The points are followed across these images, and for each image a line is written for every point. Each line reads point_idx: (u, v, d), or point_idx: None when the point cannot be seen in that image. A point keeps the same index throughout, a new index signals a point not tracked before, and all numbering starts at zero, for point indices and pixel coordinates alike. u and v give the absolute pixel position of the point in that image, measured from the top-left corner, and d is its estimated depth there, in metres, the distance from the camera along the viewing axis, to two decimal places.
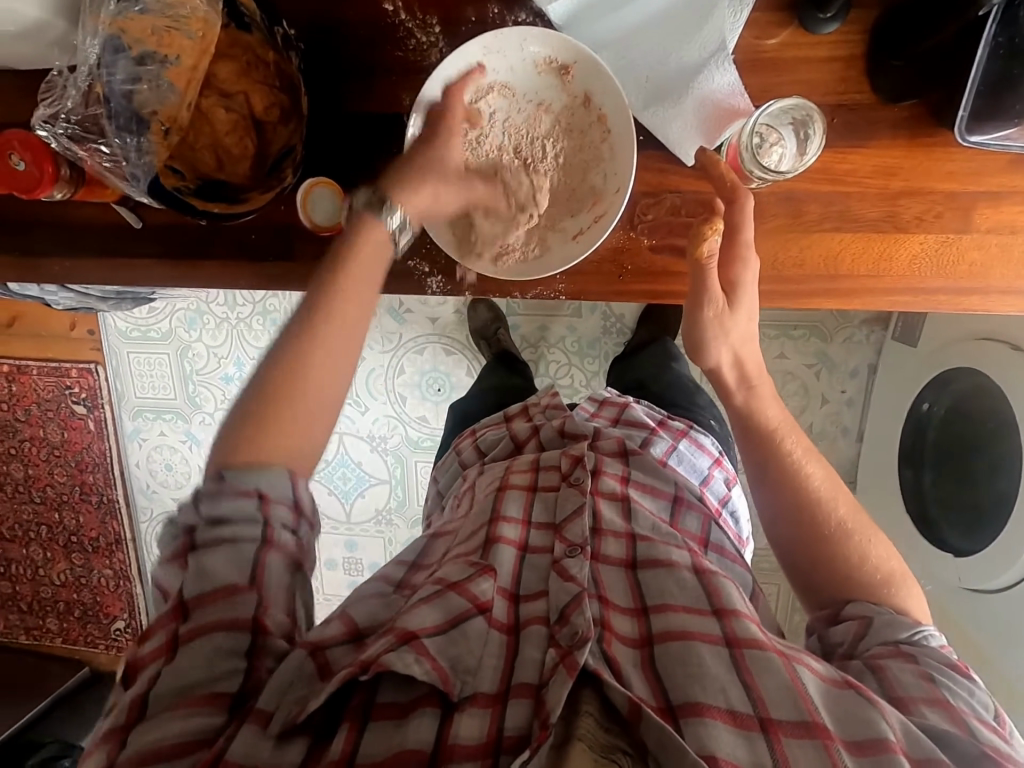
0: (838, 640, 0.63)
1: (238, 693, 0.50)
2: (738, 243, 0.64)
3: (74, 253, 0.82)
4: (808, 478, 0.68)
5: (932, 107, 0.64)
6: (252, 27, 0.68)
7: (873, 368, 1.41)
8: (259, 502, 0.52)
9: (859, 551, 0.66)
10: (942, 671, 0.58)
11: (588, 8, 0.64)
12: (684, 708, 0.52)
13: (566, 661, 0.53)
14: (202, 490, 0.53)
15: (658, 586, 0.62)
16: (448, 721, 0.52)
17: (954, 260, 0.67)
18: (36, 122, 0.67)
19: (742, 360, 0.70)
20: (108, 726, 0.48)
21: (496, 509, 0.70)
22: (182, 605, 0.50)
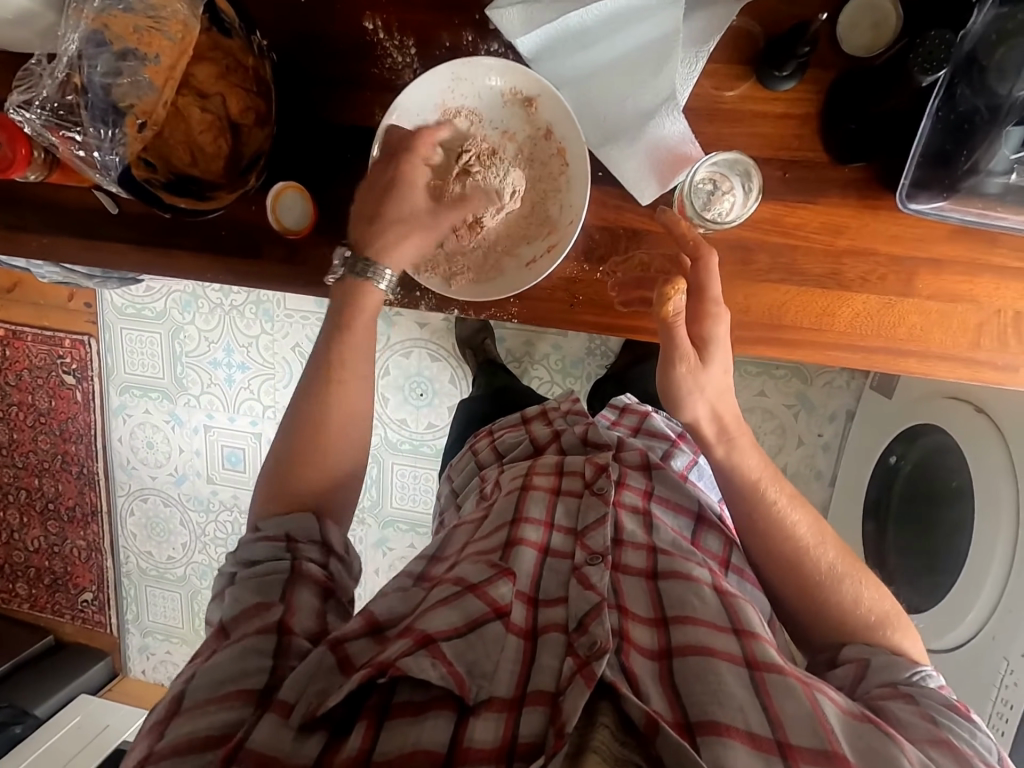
0: (838, 682, 0.66)
1: (260, 687, 0.54)
2: (706, 300, 0.63)
3: (54, 231, 0.85)
4: (792, 528, 0.69)
5: (879, 171, 0.65)
6: (232, 32, 0.70)
7: (851, 414, 1.42)
8: (288, 543, 0.63)
9: (852, 592, 0.68)
10: (945, 714, 0.59)
11: (554, 42, 0.64)
12: (703, 725, 0.53)
13: (584, 672, 0.55)
14: (242, 543, 0.64)
15: (679, 599, 0.63)
16: (463, 724, 0.54)
17: (894, 322, 0.68)
18: (10, 106, 0.68)
19: (720, 415, 0.68)
20: (152, 720, 0.54)
21: (519, 509, 0.71)
22: (224, 623, 0.59)
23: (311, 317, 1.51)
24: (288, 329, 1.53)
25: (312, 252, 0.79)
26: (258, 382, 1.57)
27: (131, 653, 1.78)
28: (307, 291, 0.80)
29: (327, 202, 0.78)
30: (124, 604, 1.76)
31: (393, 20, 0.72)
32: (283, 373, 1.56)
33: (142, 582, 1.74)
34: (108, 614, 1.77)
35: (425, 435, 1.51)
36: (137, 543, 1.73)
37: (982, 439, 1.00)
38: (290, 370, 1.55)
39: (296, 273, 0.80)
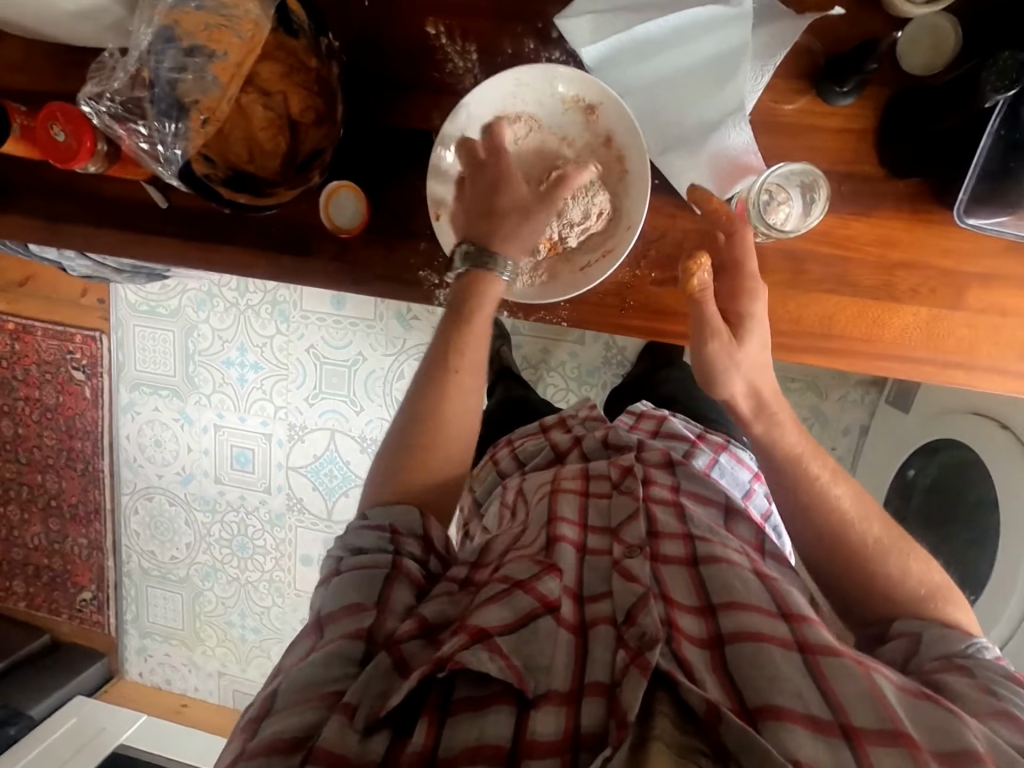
0: (890, 658, 0.63)
1: (339, 688, 0.53)
2: (743, 276, 0.64)
3: (96, 225, 0.85)
4: (838, 502, 0.68)
5: (935, 186, 0.67)
6: (299, 33, 0.71)
7: (865, 429, 1.40)
8: (391, 536, 0.62)
9: (900, 563, 0.66)
10: (1005, 684, 0.56)
11: (619, 53, 0.66)
12: (763, 711, 0.51)
13: (637, 662, 0.53)
14: (349, 530, 0.65)
15: (724, 583, 0.60)
16: (524, 717, 0.52)
17: (943, 334, 0.70)
18: (83, 98, 0.69)
19: (758, 390, 0.67)
20: (249, 715, 0.54)
21: (552, 510, 0.68)
22: (321, 615, 0.59)
23: (328, 319, 1.51)
24: (304, 329, 1.53)
25: (362, 251, 0.80)
26: (271, 382, 1.57)
27: (129, 654, 1.75)
28: (353, 289, 0.81)
29: (377, 202, 0.79)
30: (122, 605, 1.74)
31: (456, 26, 0.73)
32: (297, 374, 1.55)
33: (142, 582, 1.73)
34: (107, 615, 1.75)
35: None
36: (139, 542, 1.72)
37: (1007, 453, 1.01)
38: (305, 371, 1.54)
39: (344, 272, 0.80)
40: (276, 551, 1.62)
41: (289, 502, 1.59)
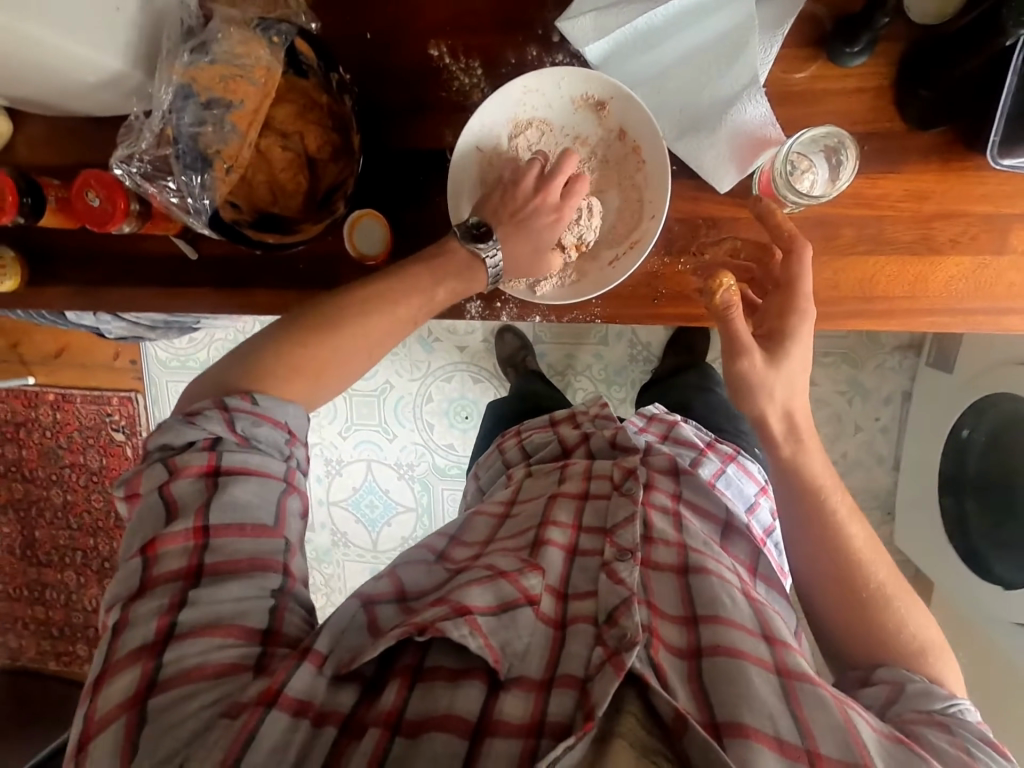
0: (868, 702, 0.57)
1: (265, 626, 0.49)
2: (796, 295, 0.63)
3: (132, 284, 0.88)
4: (849, 540, 0.62)
5: (962, 132, 0.66)
6: (309, 73, 0.73)
7: (908, 395, 1.36)
8: (288, 440, 0.53)
9: (897, 617, 0.60)
10: (981, 747, 0.52)
11: (621, 48, 0.67)
12: (730, 727, 0.47)
13: (614, 661, 0.47)
14: (229, 414, 0.51)
15: (710, 597, 0.54)
16: (494, 696, 0.48)
17: (992, 281, 0.68)
18: (114, 162, 0.73)
19: (792, 412, 0.62)
20: (135, 639, 0.46)
21: (545, 513, 0.63)
22: (205, 525, 0.48)
23: None
24: None
25: None
26: None
27: None
28: None
29: (397, 226, 0.80)
30: None
31: (458, 44, 0.74)
32: (328, 408, 1.55)
33: None
34: None
35: None
36: None
37: None
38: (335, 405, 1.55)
39: None
40: (327, 588, 1.63)
41: (334, 537, 1.59)
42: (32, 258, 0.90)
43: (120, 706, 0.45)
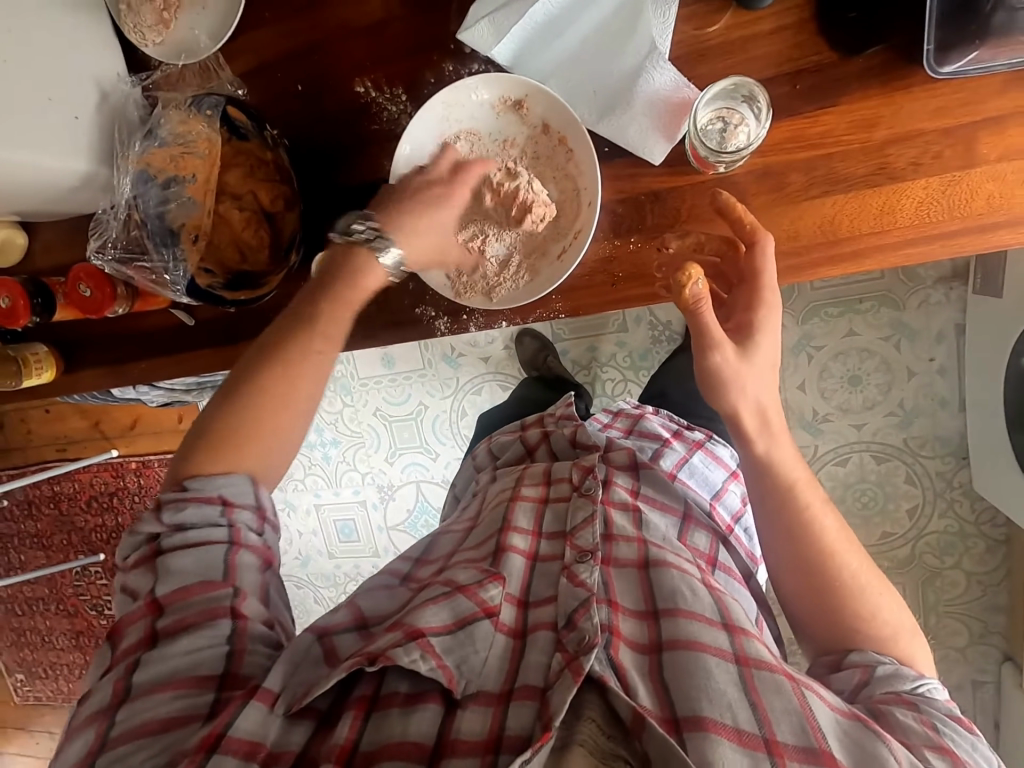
0: (839, 687, 0.58)
1: (218, 671, 0.53)
2: (758, 288, 0.63)
3: (146, 355, 0.95)
4: (823, 532, 0.61)
5: (900, 48, 0.61)
6: (248, 135, 0.77)
7: (962, 329, 1.25)
8: (224, 509, 0.57)
9: (871, 605, 0.60)
10: (947, 723, 0.54)
11: (527, 45, 0.67)
12: (690, 721, 0.48)
13: (572, 666, 0.49)
14: (162, 503, 0.57)
15: (670, 590, 0.57)
16: (451, 716, 0.50)
17: (967, 197, 0.62)
18: (91, 254, 0.81)
19: (766, 408, 0.62)
20: (95, 706, 0.51)
21: (506, 517, 0.64)
22: (157, 599, 0.54)
23: (384, 380, 1.55)
24: (366, 396, 1.58)
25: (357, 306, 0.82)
26: (351, 451, 1.62)
27: None
28: (363, 344, 0.83)
29: None
30: None
31: (381, 76, 0.77)
32: (372, 438, 1.60)
33: None
34: None
35: None
36: None
37: None
38: (379, 435, 1.59)
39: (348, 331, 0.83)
40: None
41: None
42: (65, 349, 1.00)
43: (74, 767, 0.49)
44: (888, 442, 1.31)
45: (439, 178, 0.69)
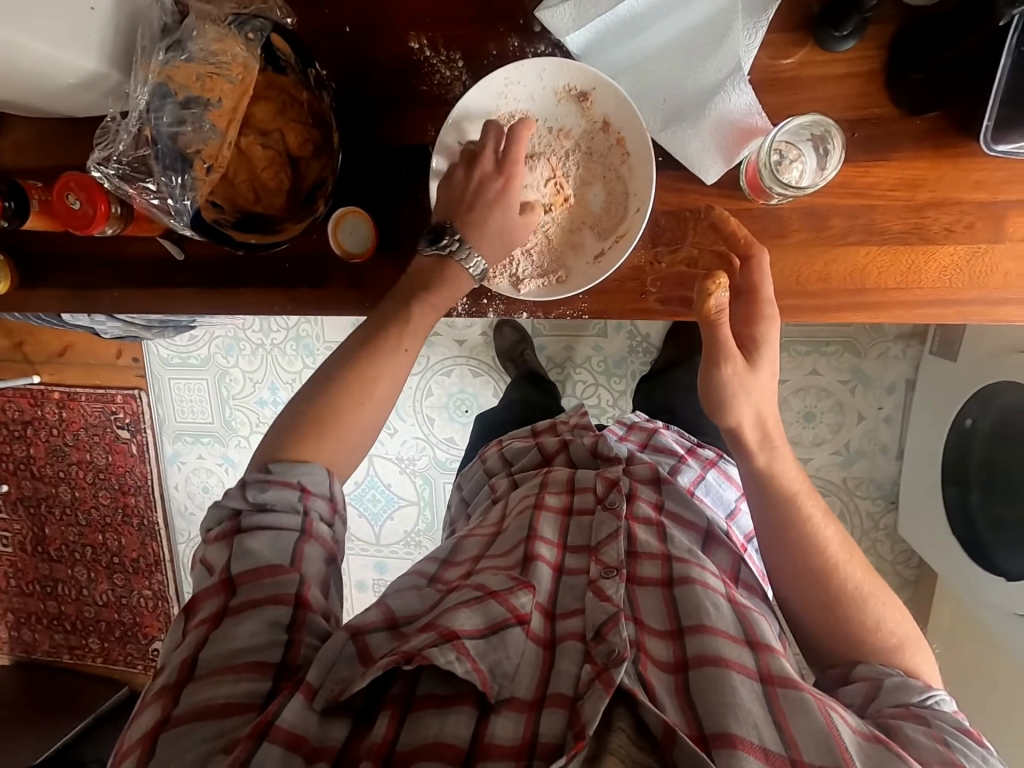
0: (849, 700, 0.61)
1: (277, 661, 0.53)
2: (760, 301, 0.62)
3: (122, 284, 0.86)
4: (826, 541, 0.64)
5: (955, 117, 0.64)
6: (286, 69, 0.72)
7: (912, 383, 1.32)
8: (301, 495, 0.58)
9: (873, 615, 0.63)
10: (956, 738, 0.56)
11: (604, 36, 0.65)
12: (718, 738, 0.51)
13: (603, 678, 0.52)
14: (246, 483, 0.59)
15: (694, 606, 0.59)
16: (484, 721, 0.52)
17: (987, 270, 0.66)
18: (91, 164, 0.72)
19: (764, 419, 0.62)
20: (164, 681, 0.52)
21: (533, 527, 0.66)
22: (232, 578, 0.55)
23: None
24: None
25: (374, 273, 0.79)
26: None
27: None
28: (372, 312, 0.79)
29: (385, 224, 0.78)
30: None
31: (439, 36, 0.73)
32: None
33: None
34: None
35: None
36: None
37: None
38: None
39: (361, 296, 0.79)
40: None
41: None
42: (22, 262, 0.90)
43: (138, 741, 0.50)
44: (830, 479, 1.39)
45: (489, 182, 0.65)
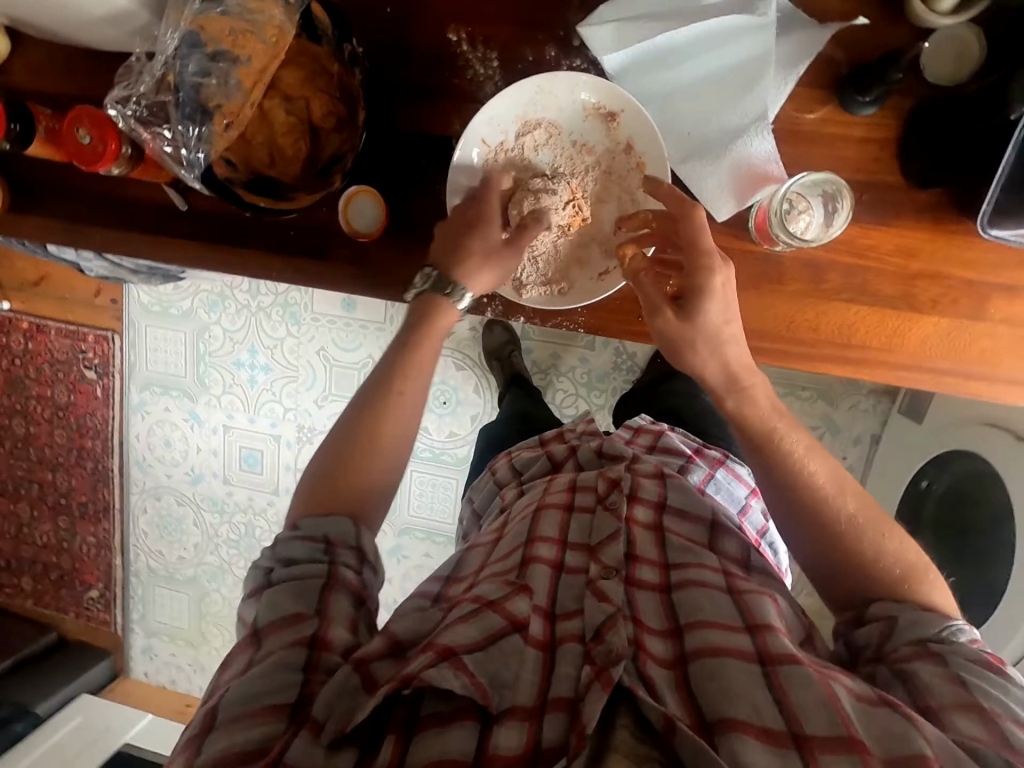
0: (863, 642, 0.60)
1: (292, 701, 0.52)
2: (699, 252, 0.62)
3: (116, 225, 0.85)
4: (810, 478, 0.64)
5: (956, 196, 0.67)
6: (323, 39, 0.71)
7: (876, 438, 1.35)
8: (327, 546, 0.61)
9: (875, 544, 0.62)
10: (973, 668, 0.54)
11: (638, 65, 0.67)
12: (720, 724, 0.50)
13: (602, 677, 0.52)
14: (279, 539, 0.62)
15: (692, 605, 0.59)
16: (487, 734, 0.51)
17: (965, 345, 0.69)
18: (109, 101, 0.70)
19: (726, 362, 0.63)
20: (189, 734, 0.52)
21: (532, 530, 0.66)
22: (259, 630, 0.56)
23: (339, 321, 1.45)
24: (315, 332, 1.47)
25: (377, 255, 0.79)
26: (281, 384, 1.50)
27: (134, 653, 1.69)
28: (369, 293, 0.79)
29: (395, 207, 0.78)
30: (130, 604, 1.68)
31: (477, 33, 0.73)
32: (307, 376, 1.49)
33: (150, 582, 1.66)
34: (114, 613, 1.69)
35: (446, 443, 1.49)
36: (147, 541, 1.65)
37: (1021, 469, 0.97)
38: (315, 375, 1.48)
39: (361, 275, 0.79)
40: None
41: None
42: (12, 186, 0.87)
43: None
44: None
45: (480, 213, 0.70)
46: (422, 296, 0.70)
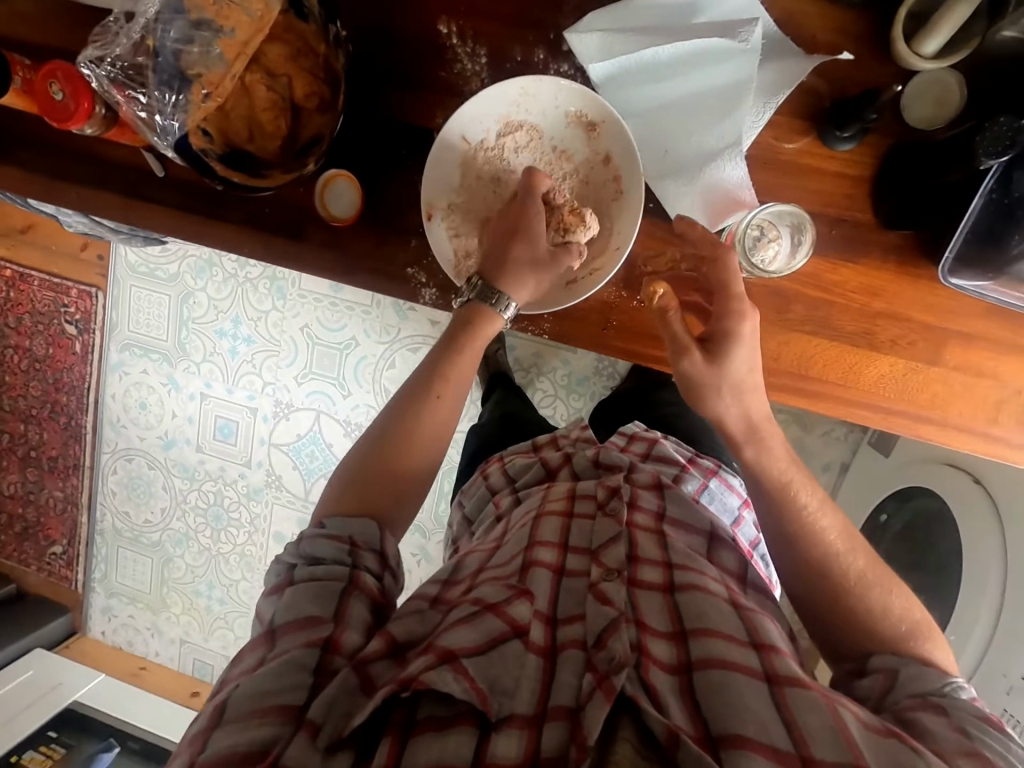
0: (865, 693, 0.59)
1: (299, 704, 0.51)
2: (732, 297, 0.62)
3: (93, 184, 0.83)
4: (824, 534, 0.63)
5: (924, 240, 0.67)
6: (309, 18, 0.71)
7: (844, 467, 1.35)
8: (351, 548, 0.60)
9: (882, 601, 0.62)
10: (977, 724, 0.54)
11: (628, 74, 0.66)
12: (726, 739, 0.50)
13: (603, 686, 0.52)
14: (304, 537, 0.62)
15: (697, 610, 0.58)
16: (485, 739, 0.51)
17: (919, 388, 0.70)
18: (82, 60, 0.68)
19: (748, 413, 0.64)
20: (193, 732, 0.52)
21: (532, 535, 0.66)
22: (274, 627, 0.56)
23: (324, 300, 1.44)
24: (299, 309, 1.46)
25: (352, 241, 0.78)
26: (262, 357, 1.49)
27: (93, 612, 1.67)
28: (343, 278, 0.79)
29: (373, 193, 0.77)
30: (93, 563, 1.67)
31: (468, 27, 0.72)
32: (288, 353, 1.48)
33: (114, 542, 1.65)
34: (76, 570, 1.67)
35: None
36: (115, 501, 1.64)
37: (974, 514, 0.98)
38: (297, 351, 1.47)
39: (336, 259, 0.78)
40: (249, 527, 1.55)
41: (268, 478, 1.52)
42: None
43: None
44: None
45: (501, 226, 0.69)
46: (469, 305, 0.69)
